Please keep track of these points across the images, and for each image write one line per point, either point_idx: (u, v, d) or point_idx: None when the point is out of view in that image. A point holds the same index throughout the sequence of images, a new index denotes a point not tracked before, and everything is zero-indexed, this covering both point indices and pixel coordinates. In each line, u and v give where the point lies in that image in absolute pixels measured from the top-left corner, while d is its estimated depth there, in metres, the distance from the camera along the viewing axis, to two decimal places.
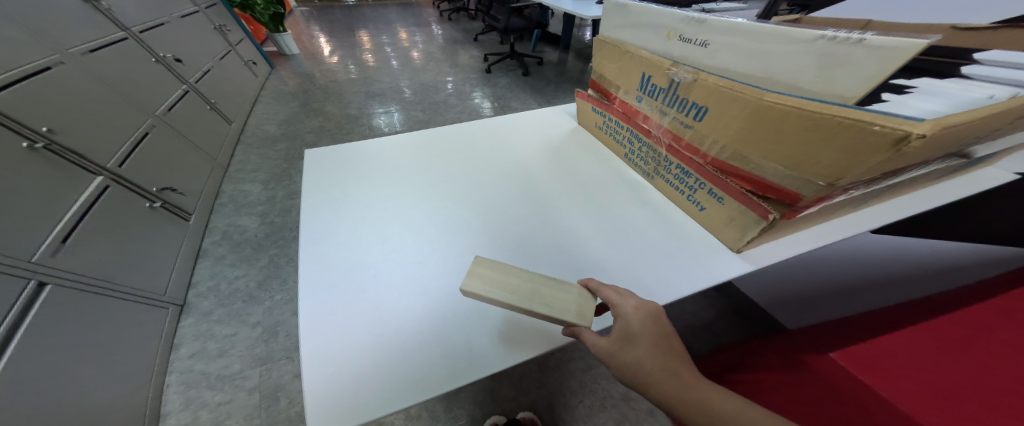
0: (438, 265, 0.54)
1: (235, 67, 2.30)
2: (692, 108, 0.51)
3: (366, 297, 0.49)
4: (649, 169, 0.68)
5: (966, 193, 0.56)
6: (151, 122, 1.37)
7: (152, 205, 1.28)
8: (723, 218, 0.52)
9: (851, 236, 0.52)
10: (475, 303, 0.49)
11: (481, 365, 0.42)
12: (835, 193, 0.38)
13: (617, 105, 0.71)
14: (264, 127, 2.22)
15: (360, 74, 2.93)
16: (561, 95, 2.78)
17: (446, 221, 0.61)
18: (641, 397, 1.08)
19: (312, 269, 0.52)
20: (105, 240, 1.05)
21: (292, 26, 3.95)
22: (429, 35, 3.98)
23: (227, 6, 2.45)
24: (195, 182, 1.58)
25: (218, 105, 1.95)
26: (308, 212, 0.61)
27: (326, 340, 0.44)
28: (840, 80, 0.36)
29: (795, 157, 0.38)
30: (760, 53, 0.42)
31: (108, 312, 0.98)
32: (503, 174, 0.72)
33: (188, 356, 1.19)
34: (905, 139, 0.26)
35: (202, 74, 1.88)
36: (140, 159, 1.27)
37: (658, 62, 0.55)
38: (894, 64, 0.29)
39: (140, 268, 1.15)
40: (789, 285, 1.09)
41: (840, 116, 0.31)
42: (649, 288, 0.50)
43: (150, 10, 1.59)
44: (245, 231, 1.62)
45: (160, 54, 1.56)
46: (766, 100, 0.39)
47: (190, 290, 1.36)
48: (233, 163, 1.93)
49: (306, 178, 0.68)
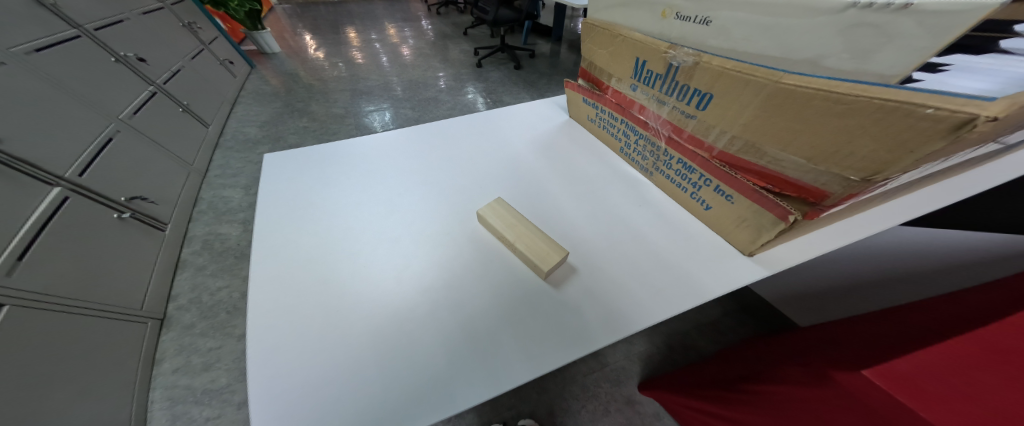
0: (411, 280, 0.48)
1: (210, 67, 2.18)
2: (695, 96, 0.46)
3: (333, 322, 0.43)
4: (647, 164, 0.62)
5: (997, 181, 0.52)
6: (115, 127, 1.28)
7: (121, 215, 1.18)
8: (734, 217, 0.47)
9: (876, 233, 0.47)
10: (453, 323, 0.44)
11: (460, 397, 0.37)
12: (869, 190, 0.33)
13: (610, 96, 0.65)
14: (244, 130, 2.12)
15: (346, 72, 2.83)
16: (555, 89, 2.71)
17: (423, 230, 0.55)
18: (647, 400, 1.04)
19: (268, 291, 0.46)
20: (68, 255, 0.97)
21: (273, 24, 3.79)
22: (417, 29, 3.86)
23: (197, 3, 2.32)
24: (169, 189, 1.49)
25: (191, 107, 1.84)
26: (266, 225, 0.55)
27: (286, 373, 0.39)
28: (879, 55, 0.30)
29: (823, 148, 0.33)
30: (773, 28, 0.36)
31: (77, 331, 0.91)
32: (486, 175, 0.66)
33: (171, 371, 1.12)
34: (971, 123, 0.21)
35: (171, 74, 1.77)
36: (104, 167, 1.18)
37: (654, 45, 0.49)
38: None
39: (113, 282, 1.08)
40: (795, 279, 1.06)
41: (881, 99, 0.26)
42: (648, 299, 0.45)
43: (106, 6, 1.48)
44: (227, 240, 1.54)
45: (121, 53, 1.46)
46: (785, 82, 0.34)
47: (170, 303, 1.28)
48: (213, 168, 1.84)
49: (264, 186, 0.61)
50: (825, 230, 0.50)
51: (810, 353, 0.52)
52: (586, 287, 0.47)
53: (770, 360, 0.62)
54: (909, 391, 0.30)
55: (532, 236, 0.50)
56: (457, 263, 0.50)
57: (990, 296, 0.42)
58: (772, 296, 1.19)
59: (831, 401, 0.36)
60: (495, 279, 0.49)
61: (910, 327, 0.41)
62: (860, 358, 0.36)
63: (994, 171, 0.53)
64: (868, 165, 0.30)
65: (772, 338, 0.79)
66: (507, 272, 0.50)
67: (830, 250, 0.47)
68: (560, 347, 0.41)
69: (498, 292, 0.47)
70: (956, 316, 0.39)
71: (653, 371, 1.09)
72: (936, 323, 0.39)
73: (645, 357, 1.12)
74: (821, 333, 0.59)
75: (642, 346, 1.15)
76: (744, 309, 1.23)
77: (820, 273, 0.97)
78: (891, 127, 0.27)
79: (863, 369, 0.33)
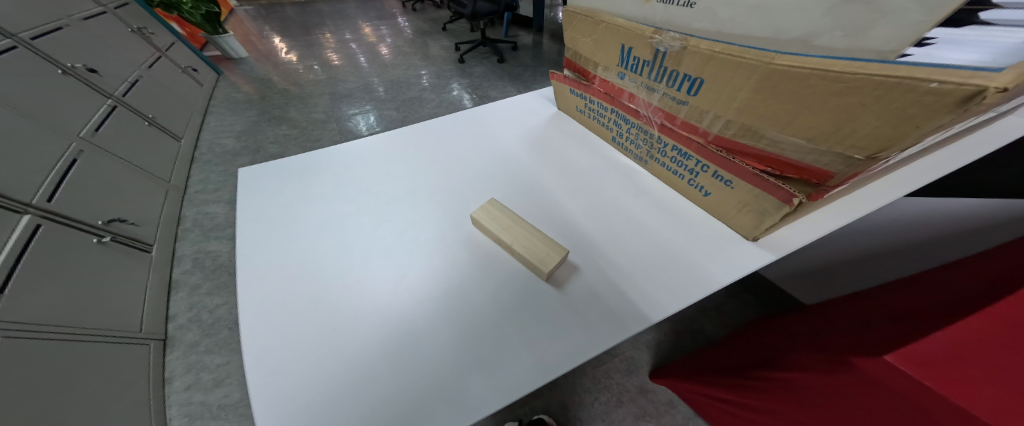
0: (407, 290, 0.46)
1: (173, 77, 2.07)
2: (685, 81, 0.45)
3: (330, 341, 0.41)
4: (641, 153, 0.61)
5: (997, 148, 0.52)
6: (77, 147, 1.21)
7: (101, 240, 1.11)
8: (734, 203, 0.47)
9: (880, 206, 0.48)
10: (456, 331, 0.42)
11: (468, 409, 0.36)
12: (873, 167, 0.32)
13: (597, 85, 0.64)
14: (220, 142, 2.03)
15: (323, 74, 2.72)
16: (540, 80, 2.68)
17: (416, 238, 0.53)
18: (660, 388, 1.05)
19: (257, 312, 0.44)
20: (52, 282, 0.91)
21: (236, 27, 3.60)
22: (394, 27, 3.74)
23: (145, 6, 2.17)
24: (148, 208, 1.42)
25: (158, 120, 1.75)
26: (247, 244, 0.52)
27: (285, 397, 0.37)
28: (873, 32, 0.29)
29: (825, 127, 0.32)
30: (760, 7, 0.35)
31: (79, 356, 0.86)
32: (476, 175, 0.64)
33: (183, 389, 1.08)
34: (980, 96, 0.21)
35: (129, 85, 1.67)
36: (72, 189, 1.11)
37: (638, 30, 0.47)
38: (944, 12, 0.23)
39: (107, 306, 1.02)
40: (799, 258, 1.07)
41: (881, 76, 0.25)
42: (654, 293, 0.45)
43: (37, 12, 1.37)
44: (219, 256, 1.47)
45: (67, 64, 1.36)
46: (778, 63, 0.33)
47: (169, 323, 1.23)
48: (192, 184, 1.75)
49: (242, 201, 0.58)
50: (827, 208, 0.50)
51: (826, 334, 0.51)
52: (590, 285, 0.46)
53: (781, 345, 0.62)
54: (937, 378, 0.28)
55: (530, 237, 0.49)
56: (455, 269, 0.49)
57: (1005, 263, 0.42)
58: (775, 275, 1.21)
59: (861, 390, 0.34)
60: (496, 281, 0.47)
61: (926, 303, 0.40)
62: (881, 342, 0.34)
63: (988, 137, 0.54)
64: (871, 143, 0.29)
65: (779, 320, 0.80)
66: (508, 274, 0.48)
67: (834, 228, 0.47)
68: (569, 345, 0.40)
69: (500, 297, 0.46)
70: (978, 286, 0.38)
71: (662, 358, 1.11)
72: (955, 297, 0.38)
73: (655, 344, 1.14)
74: (832, 314, 0.60)
75: (651, 334, 1.16)
76: (746, 289, 1.26)
77: (828, 251, 0.98)
78: (895, 102, 0.26)
79: (887, 355, 0.31)
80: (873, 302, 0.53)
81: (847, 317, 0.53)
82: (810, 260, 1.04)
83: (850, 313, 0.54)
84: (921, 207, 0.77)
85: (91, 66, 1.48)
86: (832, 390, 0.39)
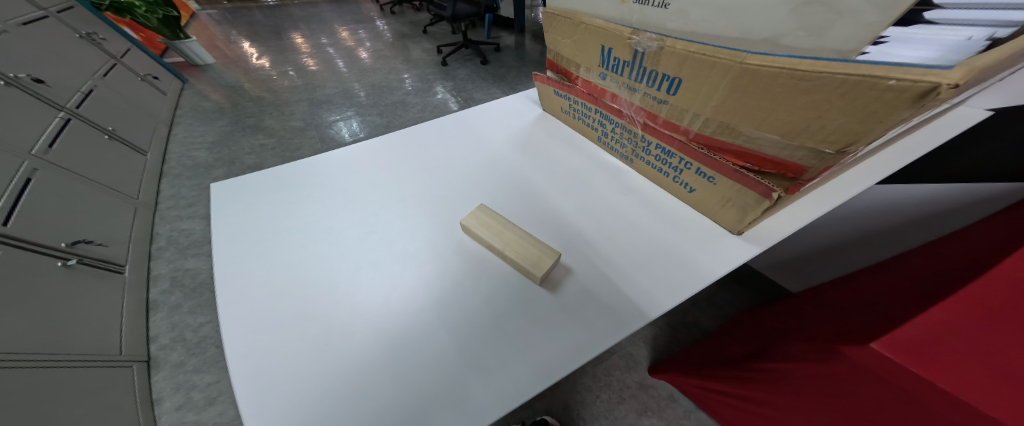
0: (400, 301, 0.45)
1: (132, 86, 1.96)
2: (664, 81, 0.46)
3: (323, 359, 0.40)
4: (626, 153, 0.62)
5: (949, 136, 0.56)
6: (30, 165, 1.13)
7: (67, 263, 1.04)
8: (717, 198, 0.48)
9: (856, 193, 0.50)
10: (452, 341, 0.41)
11: (471, 417, 0.35)
12: (843, 160, 0.34)
13: (580, 86, 0.64)
14: (191, 155, 1.93)
15: (300, 81, 2.64)
16: (525, 81, 2.69)
17: (406, 248, 0.52)
18: (660, 383, 1.07)
19: (243, 334, 0.42)
20: (20, 307, 0.85)
21: (199, 33, 3.42)
22: (373, 30, 3.67)
23: (93, 11, 2.04)
24: (116, 227, 1.33)
25: (118, 133, 1.65)
26: (227, 261, 0.49)
27: (277, 420, 0.35)
28: (832, 32, 0.30)
29: (797, 123, 0.34)
30: (729, 8, 0.36)
31: (56, 381, 0.81)
32: (465, 181, 0.64)
33: (174, 409, 1.03)
34: (935, 91, 0.22)
35: (83, 96, 1.57)
36: (31, 210, 1.03)
37: (617, 31, 0.48)
38: (896, 13, 0.24)
39: (84, 329, 0.96)
40: (783, 247, 1.11)
41: (844, 74, 0.27)
42: (649, 290, 0.45)
43: None
44: (199, 274, 1.40)
45: (10, 75, 1.27)
46: (750, 62, 0.34)
47: (152, 345, 1.16)
48: (163, 200, 1.66)
49: (217, 218, 0.56)
50: (807, 199, 0.52)
51: (814, 323, 0.53)
52: (585, 286, 0.46)
53: (773, 335, 0.64)
54: (919, 361, 0.29)
55: (520, 242, 0.49)
56: (449, 278, 0.48)
57: (972, 243, 0.46)
58: (762, 265, 1.25)
59: (854, 376, 0.35)
60: (489, 289, 0.47)
61: (907, 287, 0.42)
62: (869, 328, 0.35)
63: (941, 129, 0.58)
64: (839, 138, 0.31)
65: (769, 309, 0.83)
66: (500, 281, 0.48)
67: (818, 216, 0.49)
68: (570, 348, 0.40)
69: (495, 303, 0.45)
70: (954, 266, 0.40)
71: (659, 352, 1.13)
72: (932, 280, 0.40)
73: (652, 339, 1.16)
74: (819, 300, 0.62)
75: (647, 330, 1.19)
76: (735, 280, 1.30)
77: (810, 240, 1.02)
78: (857, 100, 0.27)
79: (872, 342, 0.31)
80: (858, 287, 0.55)
81: (832, 305, 0.55)
82: (794, 249, 1.09)
83: (834, 300, 0.57)
84: (889, 193, 0.81)
85: (38, 76, 1.38)
86: (827, 378, 0.40)
